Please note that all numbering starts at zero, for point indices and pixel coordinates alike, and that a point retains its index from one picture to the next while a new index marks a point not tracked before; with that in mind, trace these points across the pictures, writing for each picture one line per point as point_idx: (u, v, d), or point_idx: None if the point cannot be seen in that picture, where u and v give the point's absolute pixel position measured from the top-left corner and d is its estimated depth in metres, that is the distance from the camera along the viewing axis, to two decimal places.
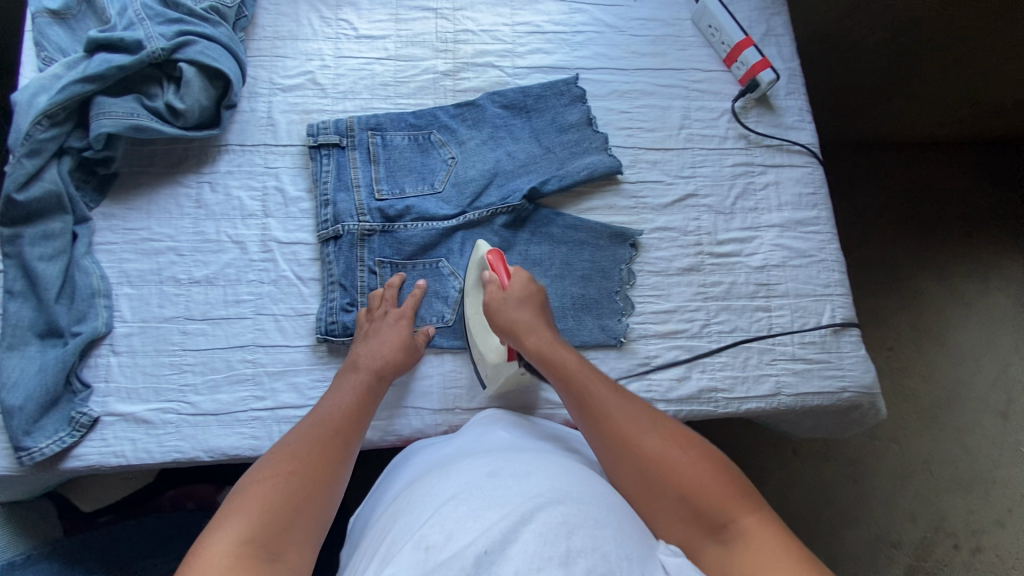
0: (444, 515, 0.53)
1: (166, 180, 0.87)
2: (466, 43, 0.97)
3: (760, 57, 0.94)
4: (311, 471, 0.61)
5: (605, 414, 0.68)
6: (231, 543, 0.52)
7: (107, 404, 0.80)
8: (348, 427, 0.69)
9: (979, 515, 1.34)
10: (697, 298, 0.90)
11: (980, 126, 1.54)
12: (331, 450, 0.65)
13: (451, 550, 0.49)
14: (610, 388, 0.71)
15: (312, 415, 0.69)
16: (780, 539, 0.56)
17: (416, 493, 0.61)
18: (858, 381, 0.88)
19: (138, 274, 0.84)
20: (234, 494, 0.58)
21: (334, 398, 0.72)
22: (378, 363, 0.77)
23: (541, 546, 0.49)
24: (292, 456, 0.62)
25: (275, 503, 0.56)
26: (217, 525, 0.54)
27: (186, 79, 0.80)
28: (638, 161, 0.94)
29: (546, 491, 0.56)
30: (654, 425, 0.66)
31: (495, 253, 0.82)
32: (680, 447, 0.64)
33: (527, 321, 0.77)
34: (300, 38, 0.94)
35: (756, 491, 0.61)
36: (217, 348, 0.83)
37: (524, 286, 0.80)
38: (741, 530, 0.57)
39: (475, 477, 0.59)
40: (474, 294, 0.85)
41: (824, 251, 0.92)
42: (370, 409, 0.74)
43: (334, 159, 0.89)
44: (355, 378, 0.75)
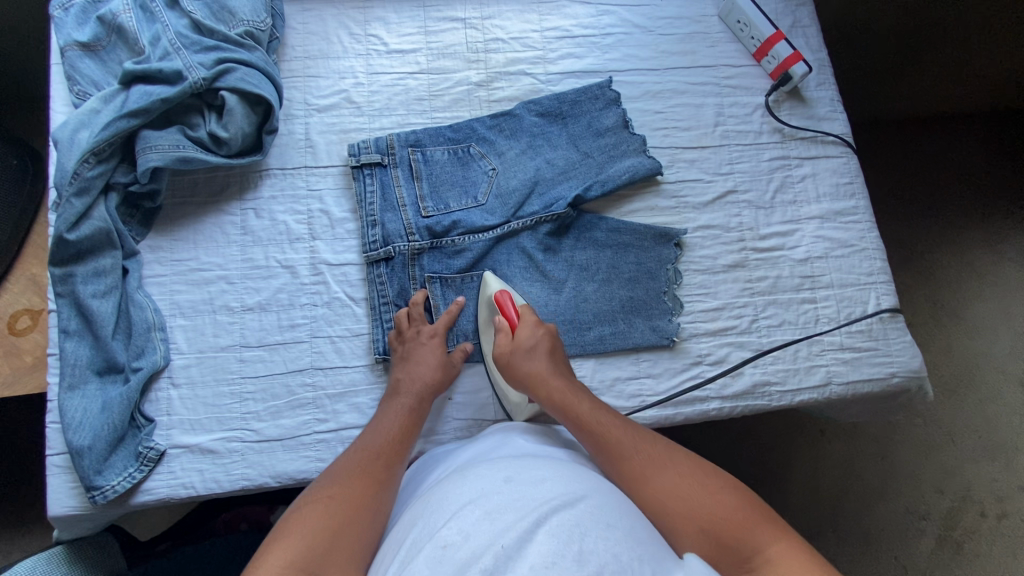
0: (461, 517, 0.52)
1: (210, 209, 0.87)
2: (497, 52, 0.96)
3: (792, 50, 0.95)
4: (355, 493, 0.61)
5: (622, 455, 0.66)
6: (281, 563, 0.51)
7: (171, 437, 0.80)
8: (391, 452, 0.68)
9: (1004, 483, 1.37)
10: (744, 294, 0.91)
11: (990, 97, 1.54)
12: (374, 474, 0.64)
13: (467, 551, 0.48)
14: (621, 427, 0.69)
15: (357, 443, 0.70)
16: (808, 565, 0.52)
17: (432, 494, 0.59)
18: (906, 366, 0.89)
19: (190, 305, 0.84)
20: (282, 520, 0.58)
21: (377, 425, 0.72)
22: (421, 386, 0.77)
23: (555, 547, 0.47)
24: (337, 481, 0.62)
25: (323, 524, 0.56)
26: (268, 548, 0.53)
27: (229, 107, 0.80)
28: (676, 160, 0.95)
29: (562, 494, 0.54)
30: (667, 460, 0.65)
31: (503, 294, 0.82)
32: (699, 482, 0.62)
33: (542, 367, 0.76)
34: (331, 57, 0.93)
35: (781, 518, 0.58)
36: (276, 374, 0.83)
37: (533, 328, 0.81)
38: (768, 558, 0.53)
39: (490, 479, 0.57)
40: (488, 331, 0.85)
41: (865, 240, 0.94)
42: (412, 434, 0.73)
43: (377, 178, 0.89)
44: (398, 404, 0.75)
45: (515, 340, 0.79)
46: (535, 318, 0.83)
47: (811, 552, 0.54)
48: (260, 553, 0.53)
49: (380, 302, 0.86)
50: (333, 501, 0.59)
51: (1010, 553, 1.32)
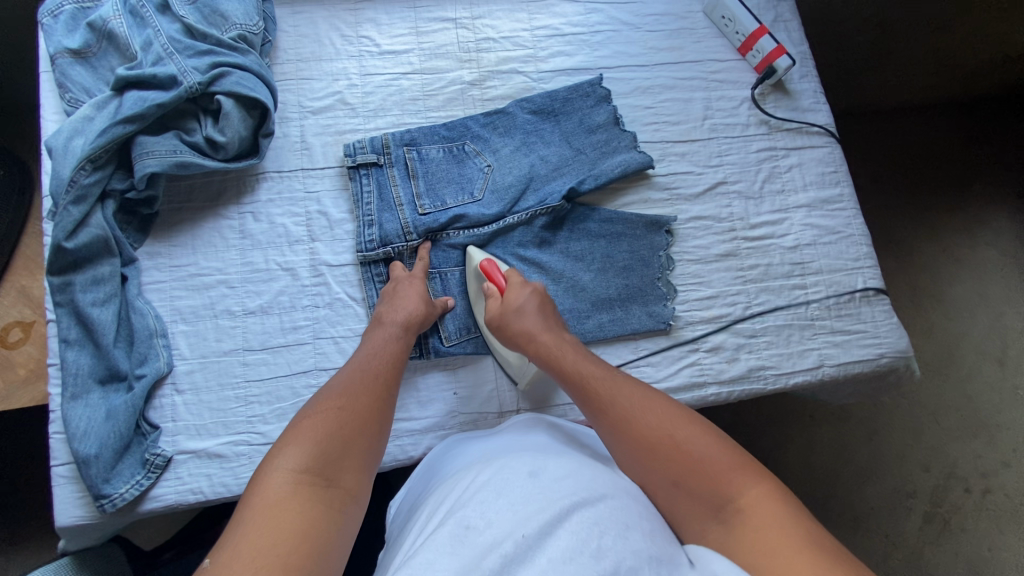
0: (485, 505, 0.54)
1: (208, 214, 0.87)
2: (488, 51, 0.98)
3: (776, 44, 0.97)
4: (358, 407, 0.64)
5: (603, 405, 0.68)
6: (291, 469, 0.54)
7: (177, 443, 0.80)
8: (388, 371, 0.71)
9: (986, 458, 1.42)
10: (737, 282, 0.93)
11: (963, 85, 1.59)
12: (373, 391, 0.67)
13: (489, 536, 0.50)
14: (607, 377, 0.71)
15: (351, 362, 0.72)
16: (779, 512, 0.53)
17: (459, 483, 0.61)
18: (894, 346, 0.92)
19: (191, 310, 0.84)
20: (290, 426, 0.61)
21: (368, 348, 0.74)
22: (405, 316, 0.78)
23: (574, 542, 0.49)
24: (339, 396, 0.64)
25: (328, 432, 0.59)
26: (278, 453, 0.56)
27: (225, 112, 0.80)
28: (668, 154, 0.97)
29: (584, 491, 0.56)
30: (648, 410, 0.65)
31: (488, 262, 0.85)
32: (676, 429, 0.63)
33: (533, 324, 0.78)
34: (324, 59, 0.94)
35: (759, 464, 0.59)
36: (281, 376, 0.83)
37: (521, 288, 0.82)
38: (739, 507, 0.55)
39: (515, 470, 0.60)
40: (479, 302, 0.87)
41: (851, 226, 0.97)
42: (404, 356, 0.75)
43: (374, 178, 0.89)
44: (385, 330, 0.76)
45: (504, 302, 0.81)
46: (523, 279, 0.85)
47: (785, 498, 0.55)
48: (271, 458, 0.56)
49: None
50: (337, 413, 0.62)
51: (996, 526, 1.37)
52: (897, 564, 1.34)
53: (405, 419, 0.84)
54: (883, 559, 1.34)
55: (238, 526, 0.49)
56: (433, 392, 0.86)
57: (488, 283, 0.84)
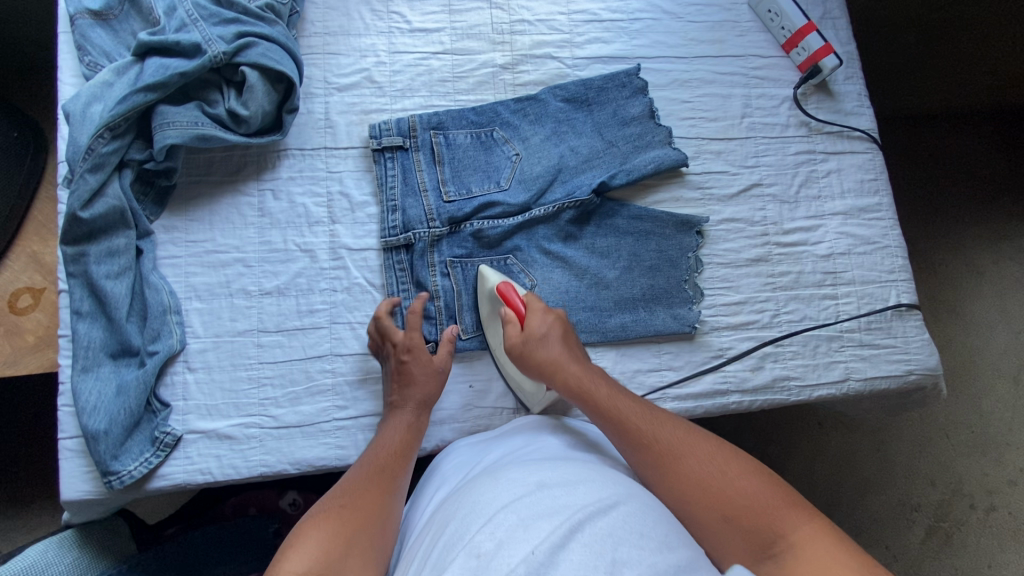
0: (495, 524, 0.52)
1: (226, 190, 0.84)
2: (523, 33, 0.94)
3: (824, 42, 0.93)
4: (365, 503, 0.61)
5: (641, 436, 0.66)
6: (298, 568, 0.52)
7: (187, 422, 0.78)
8: (398, 462, 0.69)
9: (994, 477, 1.40)
10: (766, 288, 0.91)
11: (1007, 95, 1.54)
12: (376, 486, 0.64)
13: (500, 558, 0.48)
14: (640, 410, 0.69)
15: (360, 460, 0.70)
16: (838, 547, 0.53)
17: (466, 499, 0.59)
18: (923, 363, 0.89)
19: (206, 288, 0.82)
20: (297, 527, 0.59)
21: (378, 443, 0.71)
22: (414, 393, 0.75)
23: (587, 557, 0.48)
24: (344, 495, 0.62)
25: (335, 529, 0.57)
26: (285, 552, 0.54)
27: (250, 84, 0.77)
28: (702, 152, 0.93)
29: (595, 502, 0.55)
30: (688, 442, 0.64)
31: (505, 285, 0.79)
32: (722, 464, 0.62)
33: (558, 353, 0.75)
34: (352, 33, 0.90)
35: (804, 499, 0.59)
36: (295, 359, 0.82)
37: (542, 315, 0.78)
38: (794, 544, 0.54)
39: (523, 487, 0.58)
40: (493, 326, 0.83)
41: (887, 238, 0.93)
42: (416, 443, 0.72)
43: (398, 161, 0.86)
44: (395, 421, 0.74)
45: (526, 328, 0.77)
46: (542, 305, 0.81)
47: (836, 534, 0.55)
48: (278, 558, 0.54)
49: (400, 288, 0.84)
50: (339, 513, 0.59)
51: (998, 545, 1.35)
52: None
53: None
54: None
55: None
56: (448, 384, 0.84)
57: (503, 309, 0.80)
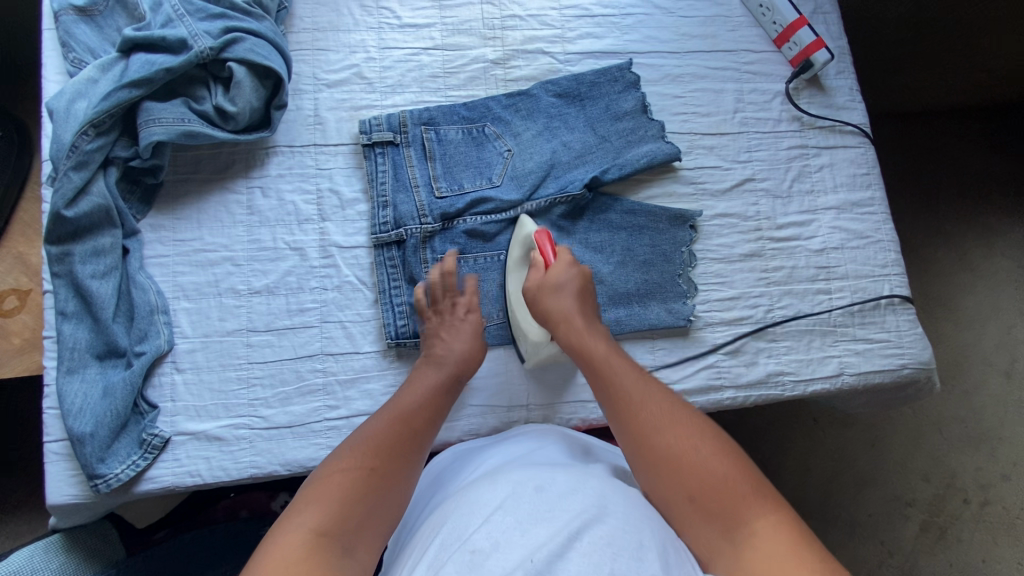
0: (493, 526, 0.52)
1: (214, 188, 0.83)
2: (514, 29, 0.93)
3: (815, 37, 0.93)
4: (387, 468, 0.61)
5: (628, 402, 0.67)
6: (309, 531, 0.53)
7: (176, 423, 0.77)
8: (423, 425, 0.67)
9: (986, 471, 1.41)
10: (759, 284, 0.90)
11: (996, 91, 1.55)
12: (406, 446, 0.64)
13: (496, 563, 0.48)
14: (632, 373, 0.71)
15: (389, 404, 0.69)
16: (793, 542, 0.54)
17: (461, 498, 0.59)
18: (916, 357, 0.90)
19: (194, 287, 0.81)
20: (312, 480, 0.59)
21: (412, 389, 0.71)
22: (453, 358, 0.75)
23: (587, 568, 0.48)
24: (370, 450, 0.62)
25: (350, 492, 0.57)
26: (297, 511, 0.55)
27: (237, 80, 0.75)
28: (695, 147, 0.93)
29: (595, 508, 0.55)
30: (674, 412, 0.65)
31: (542, 232, 0.81)
32: (699, 441, 0.62)
33: (569, 306, 0.76)
34: (341, 29, 0.89)
35: (775, 491, 0.59)
36: (285, 359, 0.81)
37: (567, 267, 0.79)
38: (754, 531, 0.55)
39: (522, 486, 0.58)
40: (516, 271, 0.84)
41: (880, 232, 0.93)
42: (447, 402, 0.72)
43: (389, 157, 0.85)
44: (434, 372, 0.73)
45: (547, 275, 0.78)
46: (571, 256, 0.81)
47: (799, 529, 0.56)
48: (290, 515, 0.55)
49: (391, 285, 0.83)
50: (369, 474, 0.59)
51: (991, 540, 1.36)
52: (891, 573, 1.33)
53: None
54: (877, 566, 1.33)
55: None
56: None
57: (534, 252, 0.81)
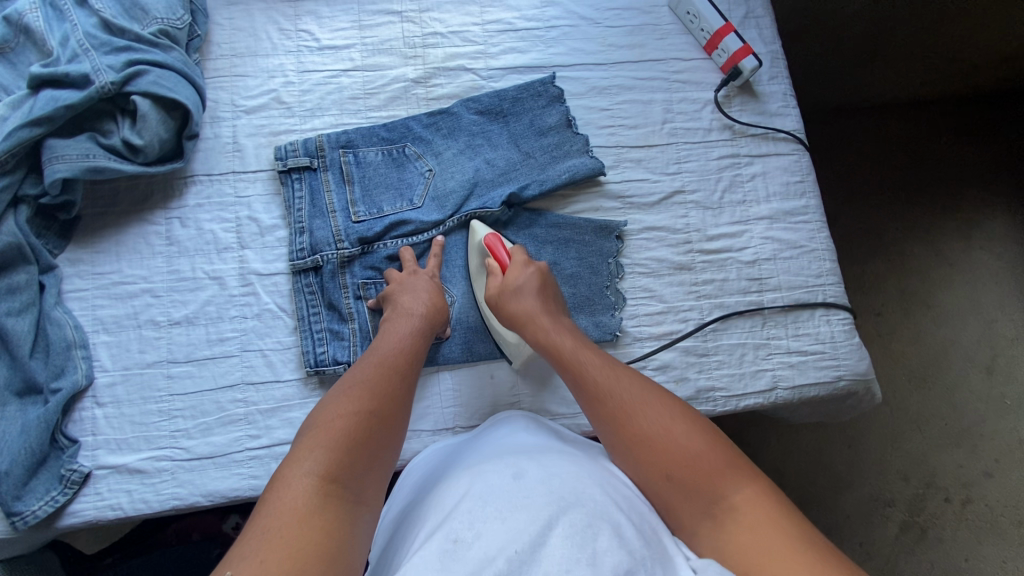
0: (472, 514, 0.53)
1: (133, 220, 0.83)
2: (435, 46, 0.92)
3: (742, 43, 0.91)
4: (382, 413, 0.62)
5: (602, 394, 0.66)
6: (313, 480, 0.54)
7: (97, 457, 0.77)
8: (409, 371, 0.69)
9: (967, 468, 1.38)
10: (689, 297, 0.89)
11: (963, 81, 1.51)
12: (397, 392, 0.66)
13: (479, 550, 0.49)
14: (603, 365, 0.70)
15: (369, 356, 0.70)
16: (772, 514, 0.54)
17: (443, 493, 0.60)
18: (853, 369, 0.87)
19: (113, 320, 0.81)
20: (307, 429, 0.60)
21: (394, 334, 0.73)
22: (423, 309, 0.76)
23: (569, 550, 0.49)
24: (362, 395, 0.63)
25: (349, 438, 0.58)
26: (295, 462, 0.56)
27: (141, 113, 0.75)
28: (622, 160, 0.92)
29: (572, 495, 0.55)
30: (645, 400, 0.65)
31: (491, 236, 0.82)
32: (672, 420, 0.62)
33: (531, 305, 0.76)
34: (260, 54, 0.89)
35: (750, 461, 0.60)
36: (205, 390, 0.81)
37: (523, 267, 0.80)
38: (733, 506, 0.55)
39: (500, 475, 0.58)
40: (481, 278, 0.85)
41: (815, 241, 0.91)
42: (423, 350, 0.73)
43: (306, 183, 0.85)
44: (406, 321, 0.74)
45: (504, 280, 0.78)
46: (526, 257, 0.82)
47: (776, 499, 0.56)
48: (288, 467, 0.56)
49: (310, 312, 0.83)
50: (363, 422, 0.60)
51: (974, 538, 1.33)
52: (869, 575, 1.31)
53: None
54: None
55: (255, 541, 0.49)
56: None
57: (490, 257, 0.82)
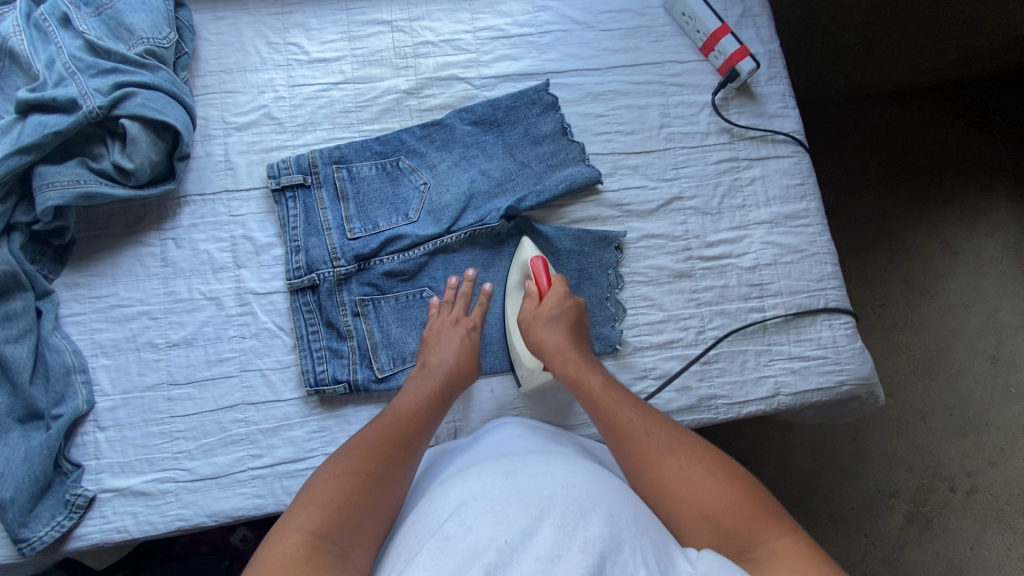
0: (465, 512, 0.52)
1: (127, 242, 0.83)
2: (427, 56, 0.91)
3: (739, 45, 0.90)
4: (382, 474, 0.62)
5: (631, 431, 0.66)
6: (305, 533, 0.54)
7: (101, 481, 0.78)
8: (418, 433, 0.68)
9: (973, 458, 1.38)
10: (690, 305, 0.88)
11: (965, 67, 1.49)
12: (400, 454, 0.65)
13: (470, 541, 0.48)
14: (632, 404, 0.69)
15: (383, 414, 0.69)
16: (814, 559, 0.51)
17: (437, 496, 0.60)
18: (856, 373, 0.87)
19: (112, 344, 0.81)
20: (309, 484, 0.61)
21: (409, 392, 0.72)
22: (446, 368, 0.75)
23: (558, 537, 0.48)
24: (363, 454, 0.63)
25: (344, 496, 0.58)
26: (292, 515, 0.56)
27: (131, 136, 0.75)
28: (619, 167, 0.90)
29: (562, 487, 0.55)
30: (675, 442, 0.64)
31: (538, 259, 0.81)
32: (705, 466, 0.62)
33: (560, 340, 0.76)
34: (249, 69, 0.88)
35: (786, 514, 0.58)
36: (206, 411, 0.81)
37: (562, 299, 0.79)
38: (772, 549, 0.53)
39: (491, 476, 0.58)
40: (515, 295, 0.85)
41: (816, 244, 0.90)
42: (439, 411, 0.72)
43: (300, 201, 0.84)
44: (428, 381, 0.73)
45: (541, 308, 0.79)
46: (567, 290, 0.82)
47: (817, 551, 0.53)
48: (284, 520, 0.56)
49: (308, 330, 0.82)
50: (362, 479, 0.60)
51: (979, 528, 1.33)
52: (875, 566, 1.31)
53: None
54: (860, 560, 1.31)
55: None
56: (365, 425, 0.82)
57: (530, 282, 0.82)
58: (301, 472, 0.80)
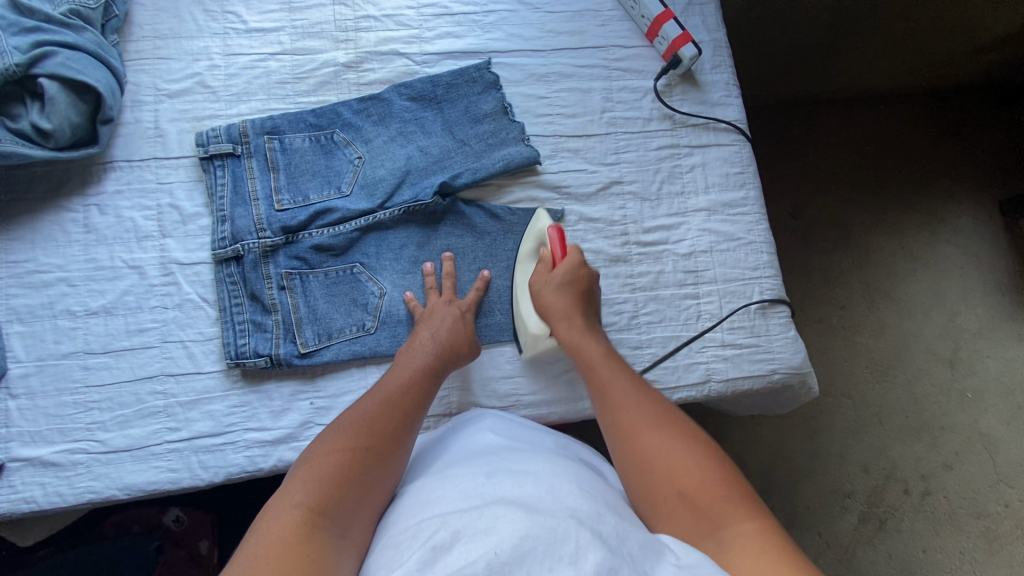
0: (450, 518, 0.48)
1: (50, 207, 0.81)
2: (368, 30, 0.90)
3: (681, 30, 0.89)
4: (378, 448, 0.60)
5: (616, 399, 0.67)
6: (299, 509, 0.52)
7: (10, 450, 0.76)
8: (410, 408, 0.66)
9: (928, 460, 1.38)
10: (624, 290, 0.87)
11: (929, 75, 1.50)
12: (395, 428, 0.63)
13: (460, 556, 0.44)
14: (628, 378, 0.70)
15: (372, 390, 0.68)
16: (777, 550, 0.50)
17: (413, 499, 0.56)
18: (787, 362, 0.87)
19: (28, 310, 0.79)
20: (300, 463, 0.59)
21: (402, 366, 0.72)
22: (442, 336, 0.76)
23: (550, 545, 0.44)
24: (357, 427, 0.61)
25: (339, 473, 0.56)
26: (283, 494, 0.54)
27: (49, 96, 0.73)
28: (559, 150, 0.90)
29: (546, 492, 0.52)
30: (660, 412, 0.64)
31: (553, 228, 0.81)
32: (689, 445, 0.60)
33: (557, 305, 0.78)
34: (184, 36, 0.86)
35: (761, 504, 0.56)
36: (123, 381, 0.79)
37: (574, 268, 0.80)
38: (733, 531, 0.52)
39: (472, 478, 0.55)
40: (527, 263, 0.85)
41: (752, 233, 0.90)
42: (432, 385, 0.71)
43: (229, 170, 0.83)
44: (420, 353, 0.73)
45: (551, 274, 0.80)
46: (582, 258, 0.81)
47: (782, 539, 0.52)
48: (275, 500, 0.54)
49: (232, 302, 0.81)
50: (358, 455, 0.58)
51: (932, 530, 1.34)
52: (827, 565, 1.31)
53: (257, 430, 0.79)
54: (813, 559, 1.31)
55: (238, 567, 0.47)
56: (287, 401, 0.80)
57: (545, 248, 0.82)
58: (219, 446, 0.78)
